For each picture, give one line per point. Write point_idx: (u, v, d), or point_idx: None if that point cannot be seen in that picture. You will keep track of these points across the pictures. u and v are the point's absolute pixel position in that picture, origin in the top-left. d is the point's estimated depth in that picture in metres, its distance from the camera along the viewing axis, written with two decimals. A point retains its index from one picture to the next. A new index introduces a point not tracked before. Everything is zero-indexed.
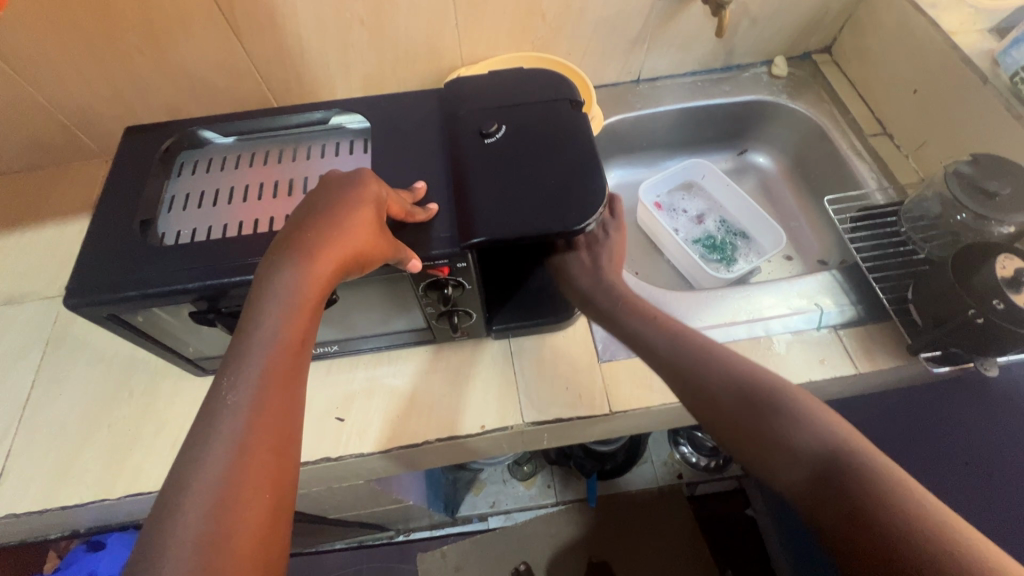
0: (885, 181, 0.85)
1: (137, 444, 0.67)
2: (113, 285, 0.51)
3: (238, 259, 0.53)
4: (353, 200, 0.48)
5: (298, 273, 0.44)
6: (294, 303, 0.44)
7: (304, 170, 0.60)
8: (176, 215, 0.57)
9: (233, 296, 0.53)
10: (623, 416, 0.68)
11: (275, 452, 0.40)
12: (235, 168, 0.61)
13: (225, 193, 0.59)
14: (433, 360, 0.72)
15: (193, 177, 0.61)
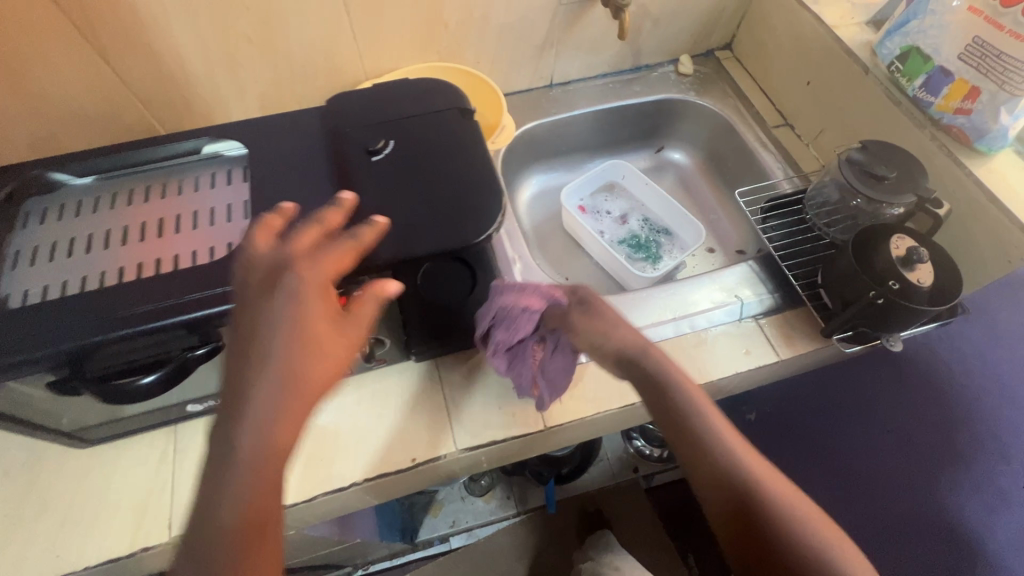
0: (790, 170, 0.89)
1: (17, 531, 0.58)
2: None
3: (100, 315, 0.46)
4: (310, 260, 0.42)
5: (282, 351, 0.39)
6: (307, 378, 0.40)
7: (176, 207, 0.55)
8: (25, 271, 0.50)
9: (101, 357, 0.47)
10: (559, 428, 0.67)
11: (265, 539, 0.40)
12: (95, 210, 0.55)
13: (85, 241, 0.52)
14: (355, 394, 0.67)
15: (44, 227, 0.53)
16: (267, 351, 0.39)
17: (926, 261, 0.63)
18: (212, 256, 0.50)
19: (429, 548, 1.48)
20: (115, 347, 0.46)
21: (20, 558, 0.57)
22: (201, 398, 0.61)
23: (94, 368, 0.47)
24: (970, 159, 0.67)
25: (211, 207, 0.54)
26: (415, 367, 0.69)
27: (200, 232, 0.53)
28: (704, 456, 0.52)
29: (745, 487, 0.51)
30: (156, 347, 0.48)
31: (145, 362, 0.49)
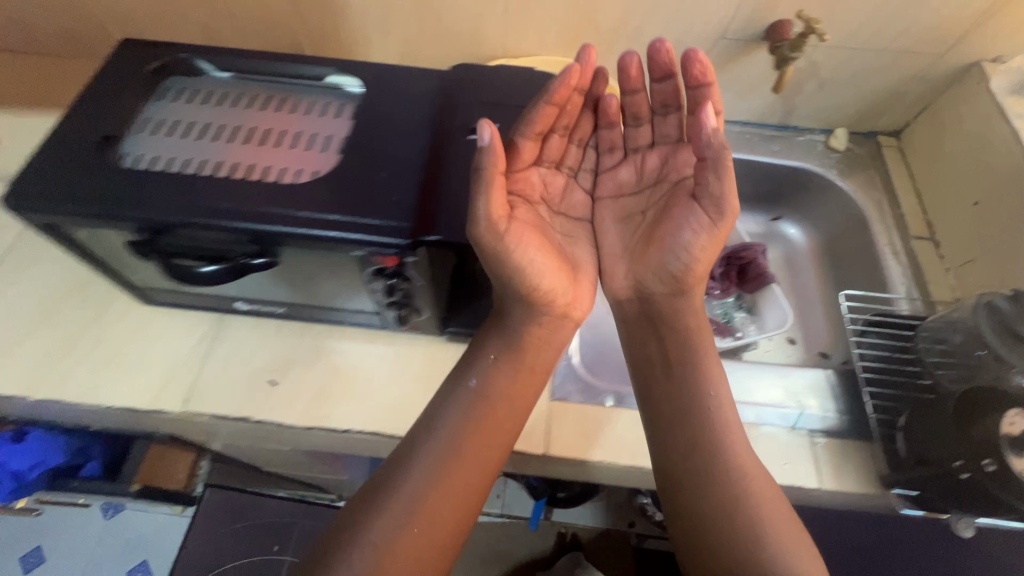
0: (914, 291, 0.78)
1: (71, 356, 0.66)
2: (54, 199, 0.49)
3: (187, 195, 0.50)
4: (473, 416, 0.60)
5: (447, 479, 0.56)
6: (458, 457, 0.58)
7: (284, 123, 0.58)
8: (149, 138, 0.55)
9: (178, 236, 0.51)
10: (552, 463, 0.65)
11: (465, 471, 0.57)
12: (221, 104, 0.59)
13: (203, 128, 0.57)
14: (381, 348, 0.69)
15: (177, 105, 0.59)
16: (393, 489, 0.55)
17: None
18: (296, 177, 0.53)
19: None
20: (195, 231, 0.50)
21: (69, 377, 0.65)
22: (252, 300, 0.65)
23: (170, 242, 0.52)
24: None
25: (313, 133, 0.57)
26: (444, 345, 0.69)
27: (297, 152, 0.55)
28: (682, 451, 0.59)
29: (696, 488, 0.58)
30: (218, 241, 0.51)
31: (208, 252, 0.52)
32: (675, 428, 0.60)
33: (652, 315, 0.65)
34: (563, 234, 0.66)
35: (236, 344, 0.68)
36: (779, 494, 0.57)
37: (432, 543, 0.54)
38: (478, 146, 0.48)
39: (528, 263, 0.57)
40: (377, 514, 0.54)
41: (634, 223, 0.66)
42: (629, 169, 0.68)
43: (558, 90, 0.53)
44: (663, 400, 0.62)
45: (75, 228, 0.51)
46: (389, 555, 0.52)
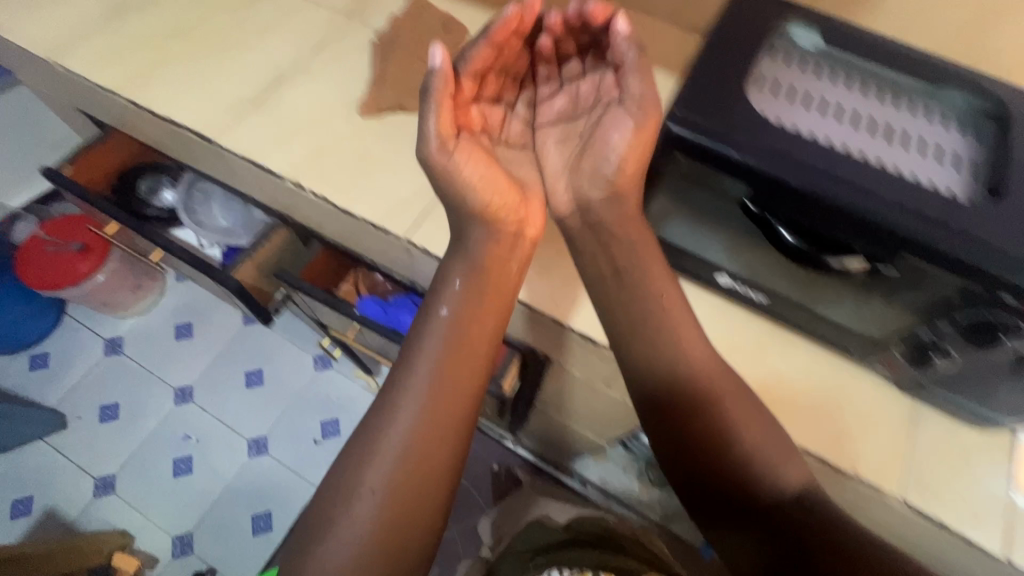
0: None
1: None
2: (703, 127, 0.49)
3: (835, 171, 0.47)
4: (422, 331, 0.59)
5: (434, 379, 0.56)
6: (449, 344, 0.58)
7: (903, 122, 0.53)
8: (770, 96, 0.53)
9: (801, 209, 0.48)
10: (949, 534, 0.59)
11: (460, 359, 0.58)
12: (827, 80, 0.56)
13: (818, 101, 0.54)
14: (826, 368, 0.65)
15: (785, 67, 0.56)
16: (387, 416, 0.55)
17: None
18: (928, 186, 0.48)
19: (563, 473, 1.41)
20: (828, 212, 0.47)
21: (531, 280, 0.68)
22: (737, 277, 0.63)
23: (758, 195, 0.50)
24: None
25: (941, 146, 0.51)
26: (893, 392, 0.64)
27: (930, 163, 0.50)
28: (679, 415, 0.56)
29: (704, 458, 0.55)
30: (811, 213, 0.48)
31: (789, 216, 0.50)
32: (668, 385, 0.56)
33: (602, 238, 0.61)
34: (514, 161, 0.65)
35: None
36: (776, 431, 0.56)
37: (440, 453, 0.54)
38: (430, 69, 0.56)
39: (466, 178, 0.58)
40: (373, 452, 0.54)
41: (570, 149, 0.64)
42: (561, 98, 0.66)
43: (497, 32, 0.59)
44: (636, 374, 0.58)
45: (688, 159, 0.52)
46: (396, 482, 0.52)
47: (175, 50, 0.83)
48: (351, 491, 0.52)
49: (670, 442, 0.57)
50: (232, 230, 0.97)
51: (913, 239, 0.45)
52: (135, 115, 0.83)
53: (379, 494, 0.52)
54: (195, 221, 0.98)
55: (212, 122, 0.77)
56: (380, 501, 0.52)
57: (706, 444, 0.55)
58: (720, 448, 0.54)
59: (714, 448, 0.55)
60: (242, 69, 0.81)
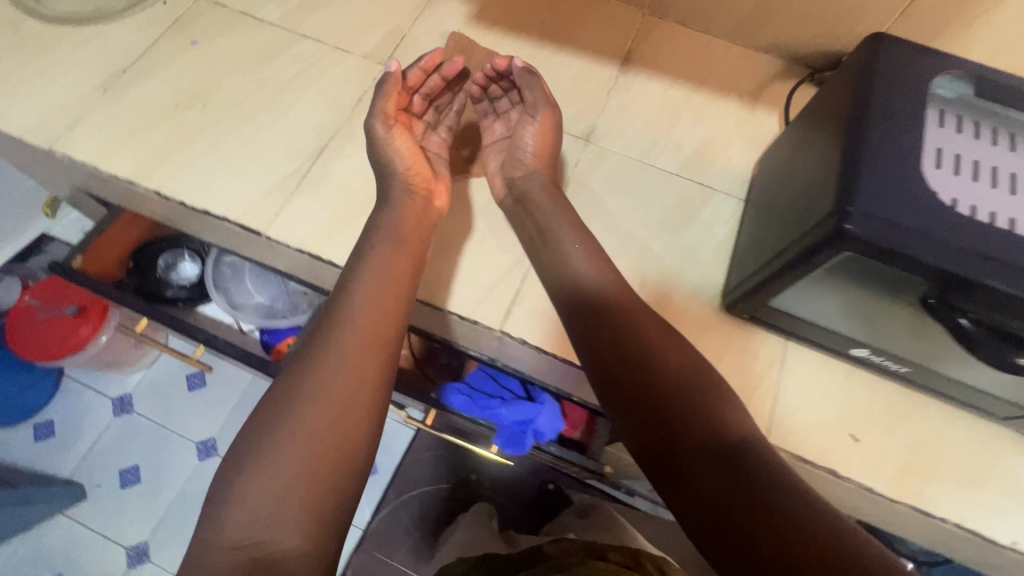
0: None
1: None
2: (891, 229, 0.43)
3: None
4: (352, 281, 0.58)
5: (356, 320, 0.55)
6: (365, 301, 0.57)
7: None
8: (938, 173, 0.46)
9: (996, 304, 0.43)
10: None
11: (380, 319, 0.56)
12: (997, 145, 0.48)
13: (993, 174, 0.47)
14: (966, 430, 0.61)
15: (944, 134, 0.48)
16: (315, 366, 0.52)
17: None
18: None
19: None
20: None
21: None
22: (875, 350, 0.58)
23: (955, 297, 0.44)
24: None
25: None
26: None
27: None
28: (599, 353, 0.53)
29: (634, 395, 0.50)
30: (995, 309, 0.43)
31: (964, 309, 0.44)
32: (591, 318, 0.55)
33: (526, 209, 0.66)
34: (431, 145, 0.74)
35: (806, 379, 0.63)
36: (658, 321, 0.55)
37: (355, 401, 0.51)
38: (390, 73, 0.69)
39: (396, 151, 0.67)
40: (286, 404, 0.50)
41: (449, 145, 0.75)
42: (491, 128, 0.75)
43: (430, 59, 0.70)
44: (569, 309, 0.58)
45: (864, 260, 0.45)
46: (317, 429, 0.49)
47: (196, 123, 0.72)
48: (270, 438, 0.48)
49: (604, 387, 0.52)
50: (272, 307, 0.88)
51: None
52: (157, 203, 0.73)
53: (296, 445, 0.48)
54: (230, 303, 0.88)
55: (256, 210, 0.68)
56: (294, 446, 0.48)
57: (633, 373, 0.51)
58: (649, 381, 0.50)
59: (642, 379, 0.50)
60: (278, 142, 0.72)
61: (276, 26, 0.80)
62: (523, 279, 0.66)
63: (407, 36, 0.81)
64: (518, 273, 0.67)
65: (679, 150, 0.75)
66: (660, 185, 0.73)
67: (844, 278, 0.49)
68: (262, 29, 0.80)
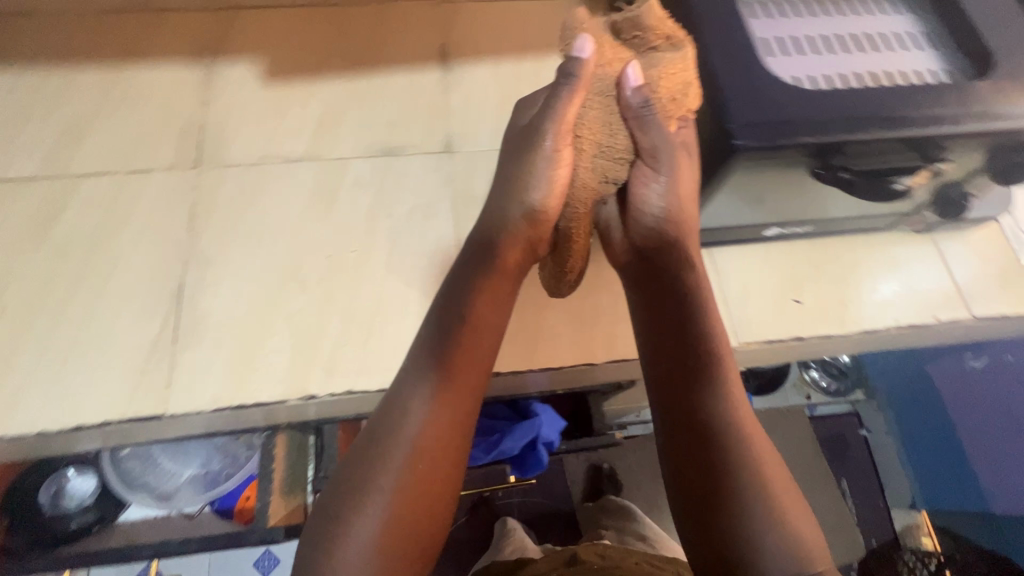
0: None
1: (603, 314, 0.64)
2: (820, 126, 0.46)
3: (879, 109, 0.48)
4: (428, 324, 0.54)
5: (455, 359, 0.52)
6: (468, 347, 0.52)
7: (862, 26, 0.56)
8: (772, 61, 0.52)
9: (864, 152, 0.49)
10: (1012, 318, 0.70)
11: (466, 374, 0.52)
12: (793, 19, 0.55)
13: (803, 44, 0.54)
14: (868, 250, 0.71)
15: (757, 25, 0.54)
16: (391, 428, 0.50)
17: None
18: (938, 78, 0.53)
19: None
20: (889, 144, 0.49)
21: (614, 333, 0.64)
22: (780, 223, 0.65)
23: (864, 154, 0.49)
24: None
25: (894, 32, 0.56)
26: (916, 238, 0.72)
27: (902, 52, 0.55)
28: (677, 372, 0.53)
29: (702, 427, 0.51)
30: (886, 154, 0.50)
31: (863, 169, 0.52)
32: (662, 317, 0.54)
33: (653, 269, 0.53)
34: (580, 139, 0.49)
35: (740, 273, 0.69)
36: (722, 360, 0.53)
37: (435, 459, 0.50)
38: (634, 89, 0.46)
39: (542, 180, 0.49)
40: (376, 466, 0.49)
41: (624, 149, 0.49)
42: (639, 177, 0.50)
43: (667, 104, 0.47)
44: (630, 294, 0.56)
45: (817, 163, 0.50)
46: (394, 497, 0.48)
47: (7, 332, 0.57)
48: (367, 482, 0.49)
49: (676, 405, 0.52)
50: (210, 473, 0.77)
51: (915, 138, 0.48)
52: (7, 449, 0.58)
53: (384, 500, 0.48)
54: (159, 495, 0.75)
55: (141, 393, 0.56)
56: (384, 498, 0.48)
57: (710, 401, 0.52)
58: (721, 419, 0.51)
59: (716, 411, 0.51)
60: (125, 307, 0.60)
61: (41, 179, 0.65)
62: None
63: (207, 125, 0.70)
64: None
65: None
66: None
67: (785, 182, 0.54)
68: (27, 189, 0.65)
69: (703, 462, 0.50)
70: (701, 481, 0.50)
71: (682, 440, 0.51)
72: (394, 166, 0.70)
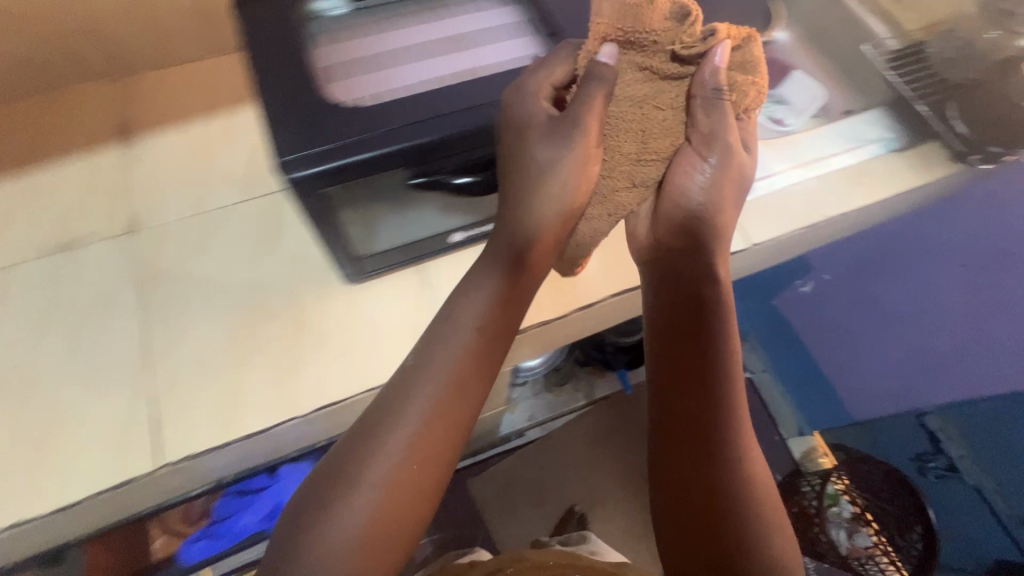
0: (892, 32, 0.97)
1: (307, 361, 0.62)
2: (380, 135, 0.48)
3: (435, 110, 0.50)
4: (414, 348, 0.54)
5: (440, 376, 0.53)
6: (461, 354, 0.54)
7: (453, 29, 0.57)
8: (345, 84, 0.52)
9: (446, 152, 0.51)
10: None
11: (458, 384, 0.53)
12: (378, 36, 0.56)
13: (383, 60, 0.54)
14: None
15: (337, 49, 0.55)
16: (374, 441, 0.50)
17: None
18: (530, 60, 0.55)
19: (508, 443, 1.69)
20: (462, 140, 0.51)
21: (321, 378, 0.61)
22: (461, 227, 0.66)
23: (455, 150, 0.51)
24: None
25: (487, 28, 0.57)
26: None
27: (490, 47, 0.56)
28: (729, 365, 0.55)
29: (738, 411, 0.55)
30: (482, 144, 0.52)
31: (471, 162, 0.53)
32: (720, 296, 0.55)
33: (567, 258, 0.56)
34: (616, 138, 0.53)
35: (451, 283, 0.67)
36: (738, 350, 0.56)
37: (420, 479, 0.50)
38: (715, 69, 0.48)
39: (508, 207, 0.53)
40: (364, 457, 0.50)
41: (678, 132, 0.52)
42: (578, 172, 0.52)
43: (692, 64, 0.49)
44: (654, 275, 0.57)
45: (410, 168, 0.51)
46: (377, 500, 0.49)
47: None
48: (348, 476, 0.49)
49: (729, 377, 0.54)
50: None
51: (482, 127, 0.51)
52: None
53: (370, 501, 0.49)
54: None
55: None
56: (394, 496, 0.49)
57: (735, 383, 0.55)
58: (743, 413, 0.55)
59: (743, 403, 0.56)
60: None
61: None
62: (151, 402, 0.58)
63: None
64: (142, 399, 0.59)
65: (231, 178, 0.72)
66: (230, 220, 0.69)
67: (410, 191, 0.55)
68: None
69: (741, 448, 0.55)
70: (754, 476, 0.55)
71: (712, 426, 0.54)
72: (71, 262, 0.66)
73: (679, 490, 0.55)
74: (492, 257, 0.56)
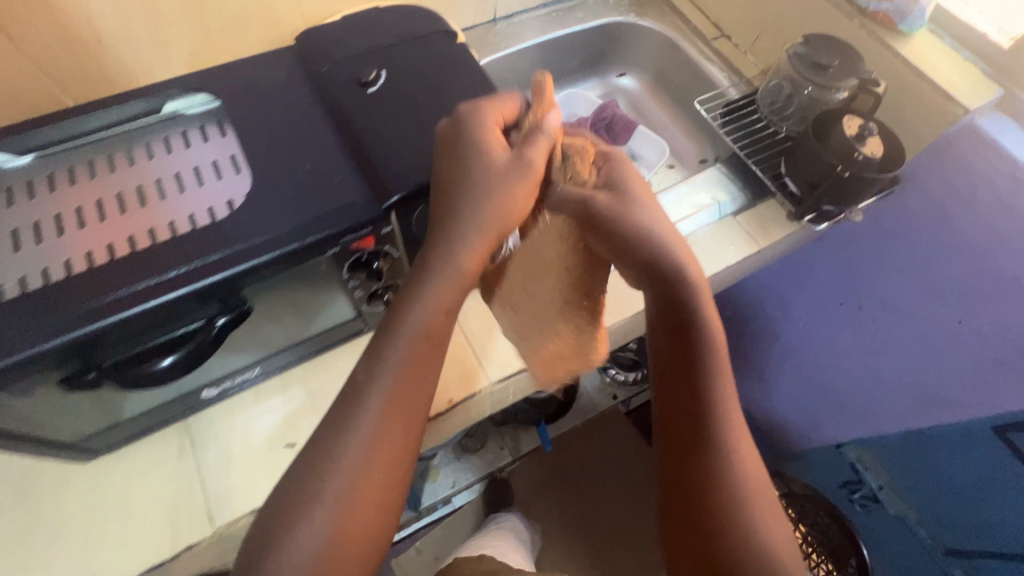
0: (736, 78, 0.93)
1: (33, 566, 0.52)
2: (23, 339, 0.39)
3: (87, 300, 0.41)
4: (365, 360, 0.46)
5: (391, 379, 0.44)
6: (431, 341, 0.45)
7: (151, 173, 0.48)
8: None
9: (113, 343, 0.42)
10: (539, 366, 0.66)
11: (415, 387, 0.45)
12: (52, 191, 0.47)
13: (48, 226, 0.45)
14: None
15: None
16: (330, 453, 0.43)
17: (875, 134, 0.71)
18: (230, 208, 0.46)
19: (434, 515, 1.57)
20: (129, 329, 0.42)
21: None
22: (214, 381, 0.57)
23: (137, 337, 0.43)
24: (896, 40, 0.75)
25: (193, 167, 0.49)
26: None
27: (189, 193, 0.47)
28: (701, 351, 0.52)
29: (713, 400, 0.51)
30: (177, 320, 0.44)
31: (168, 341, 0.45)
32: (666, 287, 0.51)
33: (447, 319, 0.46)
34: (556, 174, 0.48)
35: (222, 438, 0.60)
36: (713, 333, 0.52)
37: (384, 488, 0.44)
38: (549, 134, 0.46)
39: (444, 219, 0.45)
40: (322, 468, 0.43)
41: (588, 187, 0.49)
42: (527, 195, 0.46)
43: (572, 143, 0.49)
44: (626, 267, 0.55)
45: (79, 367, 0.42)
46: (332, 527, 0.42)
47: None
48: (301, 504, 0.42)
49: (693, 371, 0.52)
50: None
51: (150, 311, 0.41)
52: None
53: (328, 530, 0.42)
54: None
55: None
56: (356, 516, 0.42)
57: (714, 372, 0.52)
58: (720, 400, 0.51)
59: (719, 389, 0.52)
60: None
61: None
62: None
63: None
64: None
65: None
66: None
67: (111, 383, 0.46)
68: None
69: (706, 436, 0.51)
70: (738, 463, 0.51)
71: (683, 413, 0.52)
72: None
73: (663, 492, 0.54)
74: (417, 281, 0.45)
